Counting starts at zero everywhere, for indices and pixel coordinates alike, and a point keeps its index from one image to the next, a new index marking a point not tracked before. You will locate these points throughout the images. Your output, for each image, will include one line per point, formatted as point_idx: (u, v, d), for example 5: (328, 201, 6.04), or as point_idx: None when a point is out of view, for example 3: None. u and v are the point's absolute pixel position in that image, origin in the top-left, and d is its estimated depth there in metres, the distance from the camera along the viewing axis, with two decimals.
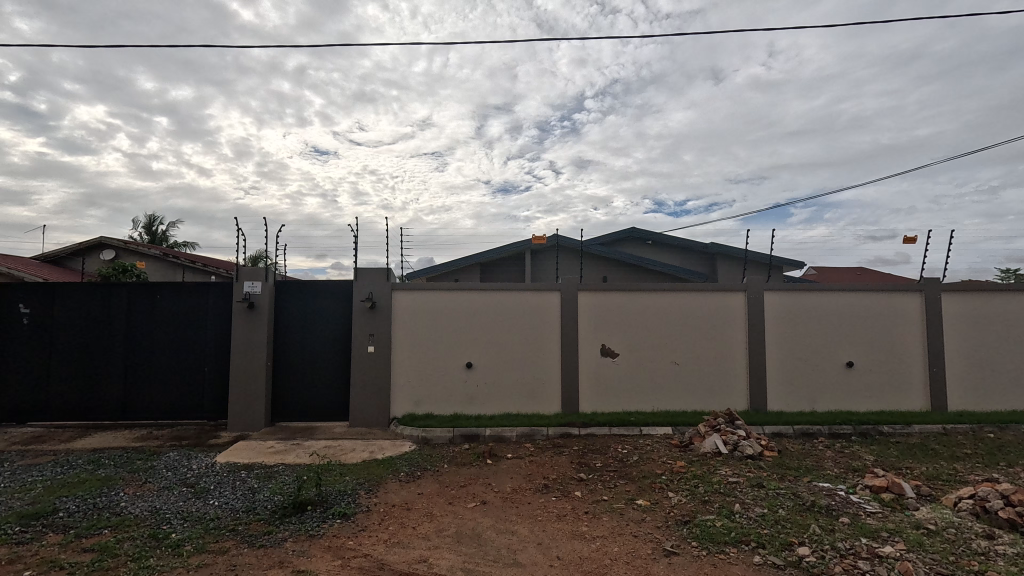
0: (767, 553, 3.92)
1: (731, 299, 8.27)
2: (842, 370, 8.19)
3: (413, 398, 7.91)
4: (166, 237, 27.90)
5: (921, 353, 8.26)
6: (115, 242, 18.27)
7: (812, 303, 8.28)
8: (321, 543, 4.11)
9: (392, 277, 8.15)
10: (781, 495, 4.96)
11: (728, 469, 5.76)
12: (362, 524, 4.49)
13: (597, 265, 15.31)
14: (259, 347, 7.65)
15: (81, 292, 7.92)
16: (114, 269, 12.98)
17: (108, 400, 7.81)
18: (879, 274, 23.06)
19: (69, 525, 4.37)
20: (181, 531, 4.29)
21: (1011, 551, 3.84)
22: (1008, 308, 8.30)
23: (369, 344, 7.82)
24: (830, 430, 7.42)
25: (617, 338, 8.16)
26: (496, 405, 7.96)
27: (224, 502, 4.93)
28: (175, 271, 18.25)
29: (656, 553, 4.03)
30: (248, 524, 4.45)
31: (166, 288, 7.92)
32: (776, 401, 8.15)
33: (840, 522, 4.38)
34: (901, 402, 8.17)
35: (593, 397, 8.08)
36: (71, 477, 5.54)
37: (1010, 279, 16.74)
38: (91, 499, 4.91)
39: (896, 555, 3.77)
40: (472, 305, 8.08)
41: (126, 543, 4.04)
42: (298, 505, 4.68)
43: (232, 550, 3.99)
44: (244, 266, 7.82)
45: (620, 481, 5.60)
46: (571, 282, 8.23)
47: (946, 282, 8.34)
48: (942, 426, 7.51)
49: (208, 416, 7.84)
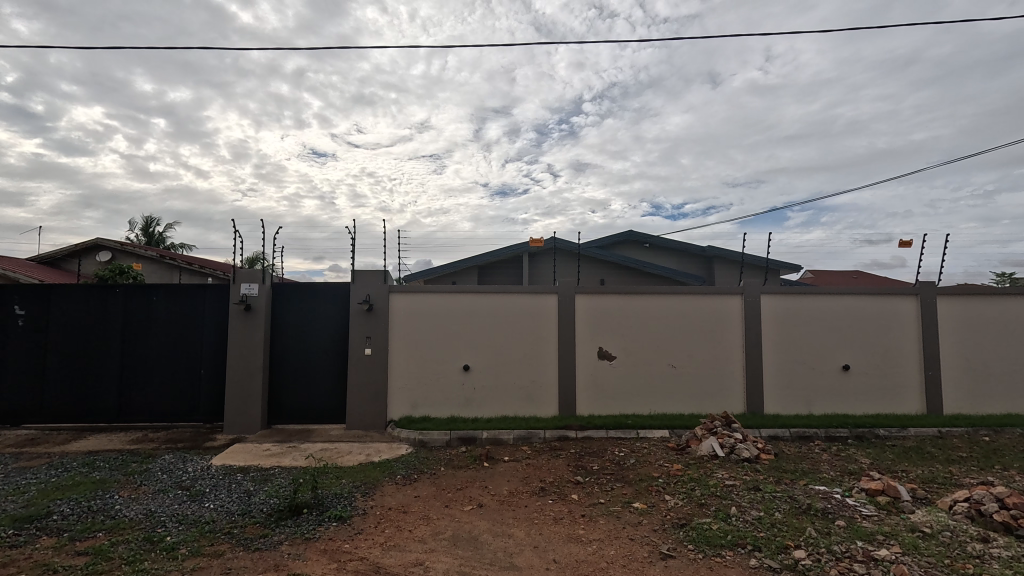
0: (764, 557, 3.92)
1: (728, 301, 8.30)
2: (838, 373, 8.22)
3: (410, 401, 7.90)
4: (162, 237, 27.78)
5: (916, 357, 8.30)
6: (111, 243, 18.19)
7: (808, 305, 8.32)
8: (317, 547, 4.09)
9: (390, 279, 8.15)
10: (777, 498, 4.96)
11: (725, 472, 5.77)
12: (359, 527, 4.48)
13: (595, 269, 15.35)
14: (255, 349, 7.62)
15: (77, 294, 7.89)
16: (110, 271, 12.91)
17: (104, 402, 7.77)
18: (874, 277, 23.24)
19: (62, 528, 4.34)
20: (175, 534, 4.27)
21: (1006, 555, 3.84)
22: (1002, 312, 8.34)
23: (366, 347, 7.81)
24: (826, 433, 7.47)
25: (614, 340, 8.17)
26: (493, 408, 7.96)
27: (220, 505, 4.91)
28: (171, 273, 18.24)
29: (652, 556, 4.03)
30: (244, 528, 4.43)
31: (162, 289, 7.89)
32: (773, 403, 8.16)
33: (836, 525, 4.38)
34: (898, 405, 8.20)
35: (590, 399, 8.08)
36: (65, 480, 5.51)
37: (1004, 282, 16.95)
38: (85, 502, 4.89)
39: (892, 558, 3.78)
40: (469, 307, 8.09)
41: (121, 547, 4.02)
42: (294, 507, 4.65)
43: (227, 553, 3.97)
44: (241, 268, 7.80)
45: (616, 484, 5.61)
46: (569, 284, 8.25)
47: (941, 286, 8.38)
48: (938, 430, 7.55)
49: (204, 418, 7.82)
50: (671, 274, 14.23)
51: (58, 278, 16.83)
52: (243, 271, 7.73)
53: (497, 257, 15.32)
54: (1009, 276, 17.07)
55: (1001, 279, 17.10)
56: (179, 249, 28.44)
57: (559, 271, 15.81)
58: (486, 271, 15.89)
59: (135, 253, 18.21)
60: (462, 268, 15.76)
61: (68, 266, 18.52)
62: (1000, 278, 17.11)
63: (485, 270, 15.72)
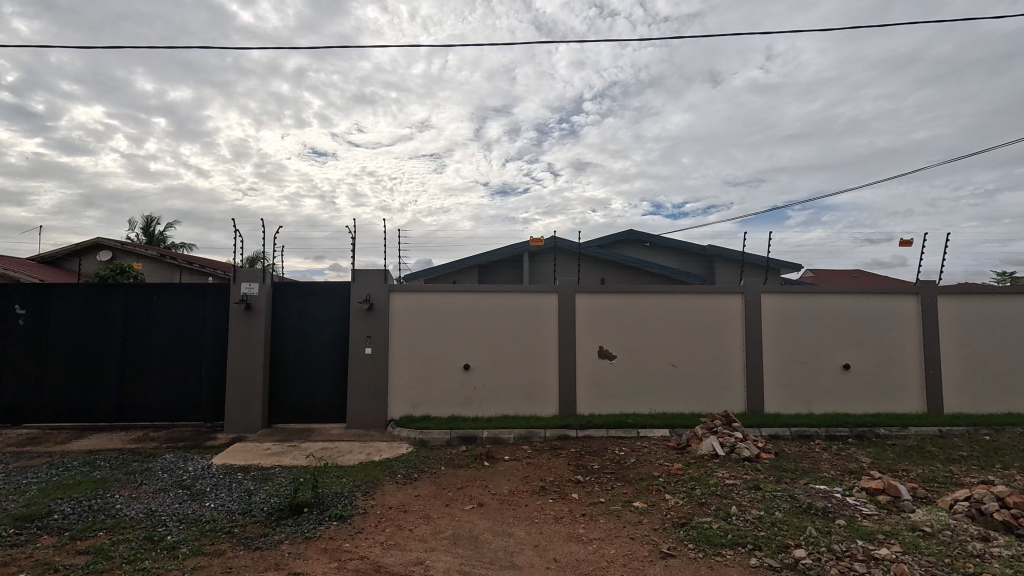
0: (764, 556, 3.92)
1: (728, 300, 8.30)
2: (839, 372, 8.21)
3: (410, 400, 7.90)
4: (162, 237, 27.80)
5: (916, 355, 8.29)
6: (112, 243, 18.21)
7: (809, 305, 8.31)
8: (317, 545, 4.10)
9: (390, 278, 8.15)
10: (777, 497, 4.96)
11: (725, 471, 5.76)
12: (359, 526, 4.49)
13: (595, 268, 15.35)
14: (256, 348, 7.62)
15: (77, 293, 7.89)
16: (111, 271, 12.92)
17: (104, 401, 7.78)
18: (874, 276, 23.26)
19: (63, 527, 4.35)
20: (176, 533, 4.28)
21: (1006, 554, 3.85)
22: (1003, 311, 8.34)
23: (367, 346, 7.81)
24: (827, 432, 7.47)
25: (615, 340, 8.17)
26: (494, 407, 7.96)
27: (220, 504, 4.92)
28: (172, 273, 18.27)
29: (653, 555, 4.03)
30: (244, 527, 4.43)
31: (163, 289, 7.90)
32: (773, 403, 8.16)
33: (837, 524, 4.38)
34: (898, 404, 8.19)
35: (590, 398, 8.09)
36: (66, 479, 5.52)
37: (1004, 280, 16.98)
38: (86, 501, 4.90)
39: (892, 557, 3.78)
40: (470, 306, 8.09)
41: (122, 546, 4.02)
42: (294, 507, 4.65)
43: (228, 552, 3.97)
44: (241, 268, 7.81)
45: (617, 483, 5.61)
46: (569, 283, 8.24)
47: (942, 285, 8.37)
48: (938, 429, 7.55)
49: (205, 418, 7.82)
50: (672, 273, 14.23)
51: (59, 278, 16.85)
52: (243, 270, 7.74)
53: (498, 256, 15.33)
54: (1010, 274, 17.08)
55: (1001, 278, 17.11)
56: (180, 248, 28.48)
57: (559, 270, 15.82)
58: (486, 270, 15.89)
59: (136, 253, 18.24)
60: (462, 267, 15.77)
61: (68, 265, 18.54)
62: (1001, 277, 17.15)
63: (485, 270, 15.73)
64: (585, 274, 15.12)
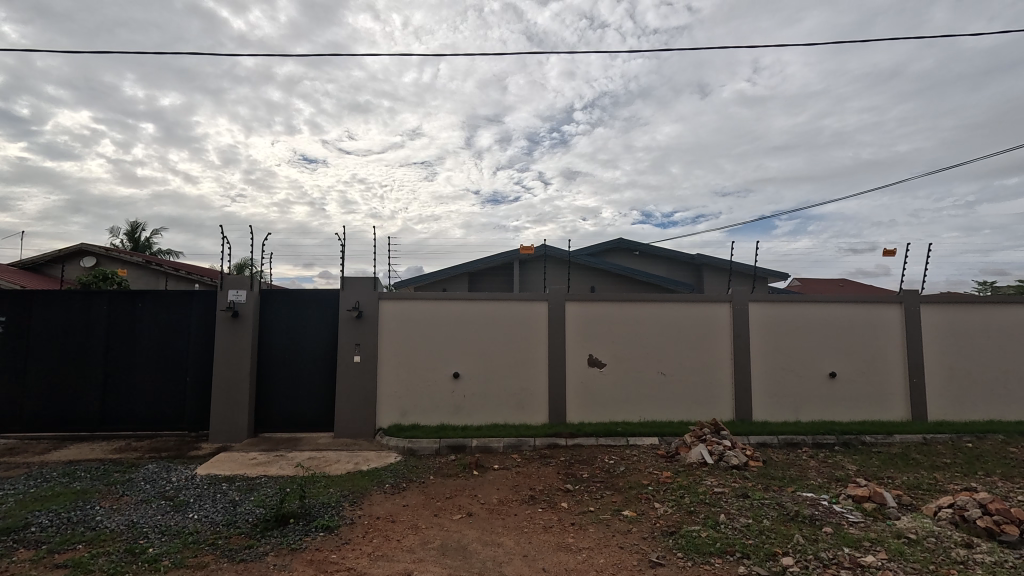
0: (752, 564, 3.92)
1: (716, 309, 8.36)
2: (825, 379, 8.30)
3: (399, 408, 7.84)
4: (151, 245, 27.57)
5: (901, 363, 8.41)
6: (96, 249, 18.01)
7: (797, 313, 8.40)
8: (303, 557, 4.04)
9: (379, 286, 8.12)
10: (764, 506, 5.00)
11: (714, 480, 5.79)
12: (346, 537, 4.42)
13: (585, 277, 15.37)
14: (243, 356, 7.52)
15: (61, 300, 7.76)
16: (92, 276, 12.73)
17: (86, 412, 7.62)
18: (861, 285, 24.21)
19: (40, 540, 4.24)
20: (159, 545, 4.20)
21: (989, 560, 3.91)
22: (988, 321, 8.49)
23: (355, 354, 7.76)
24: (814, 440, 7.52)
25: (604, 348, 8.20)
26: (482, 416, 7.93)
27: (204, 515, 4.84)
28: (158, 279, 18.00)
29: (642, 564, 4.02)
30: (228, 538, 4.36)
31: (147, 296, 7.79)
32: (761, 410, 8.22)
33: (824, 532, 4.41)
34: (886, 412, 8.29)
35: (580, 406, 8.08)
36: (45, 491, 5.39)
37: (987, 287, 17.85)
38: (66, 513, 4.78)
39: (878, 565, 3.82)
40: (460, 314, 8.08)
41: (101, 560, 3.92)
42: (280, 518, 4.58)
43: (211, 565, 3.91)
44: (229, 276, 7.72)
45: (607, 492, 5.62)
46: (559, 291, 8.26)
47: (925, 295, 8.51)
48: (922, 436, 7.68)
49: (190, 427, 7.71)
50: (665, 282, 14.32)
51: (42, 283, 16.65)
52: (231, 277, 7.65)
53: (491, 262, 15.40)
54: (991, 281, 17.72)
55: (981, 285, 17.75)
56: (173, 254, 28.35)
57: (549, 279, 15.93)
58: (475, 278, 15.91)
59: (120, 258, 18.09)
60: (452, 276, 15.74)
61: (51, 271, 18.38)
62: (979, 283, 17.76)
63: (474, 278, 15.77)
64: (575, 282, 15.17)
